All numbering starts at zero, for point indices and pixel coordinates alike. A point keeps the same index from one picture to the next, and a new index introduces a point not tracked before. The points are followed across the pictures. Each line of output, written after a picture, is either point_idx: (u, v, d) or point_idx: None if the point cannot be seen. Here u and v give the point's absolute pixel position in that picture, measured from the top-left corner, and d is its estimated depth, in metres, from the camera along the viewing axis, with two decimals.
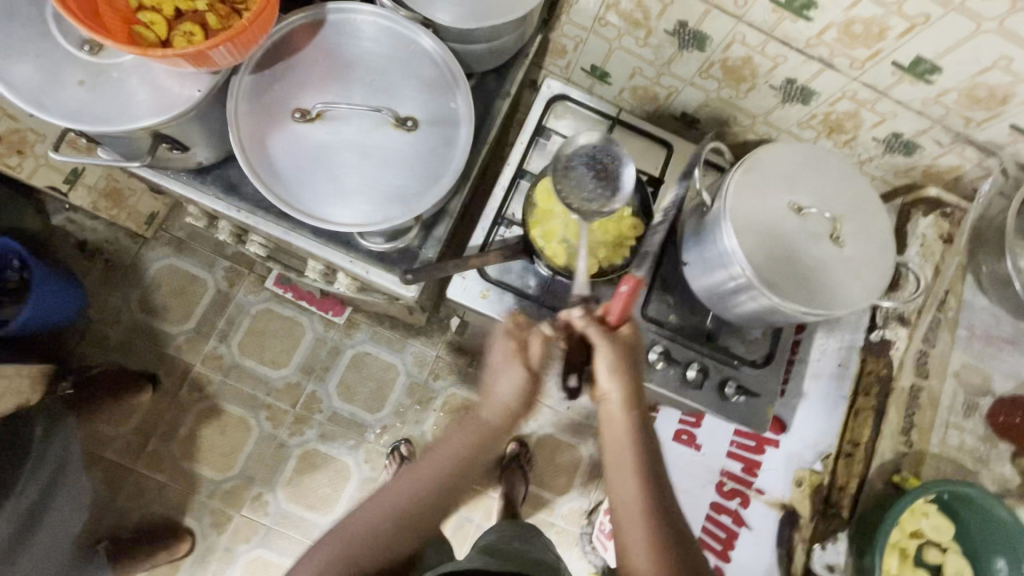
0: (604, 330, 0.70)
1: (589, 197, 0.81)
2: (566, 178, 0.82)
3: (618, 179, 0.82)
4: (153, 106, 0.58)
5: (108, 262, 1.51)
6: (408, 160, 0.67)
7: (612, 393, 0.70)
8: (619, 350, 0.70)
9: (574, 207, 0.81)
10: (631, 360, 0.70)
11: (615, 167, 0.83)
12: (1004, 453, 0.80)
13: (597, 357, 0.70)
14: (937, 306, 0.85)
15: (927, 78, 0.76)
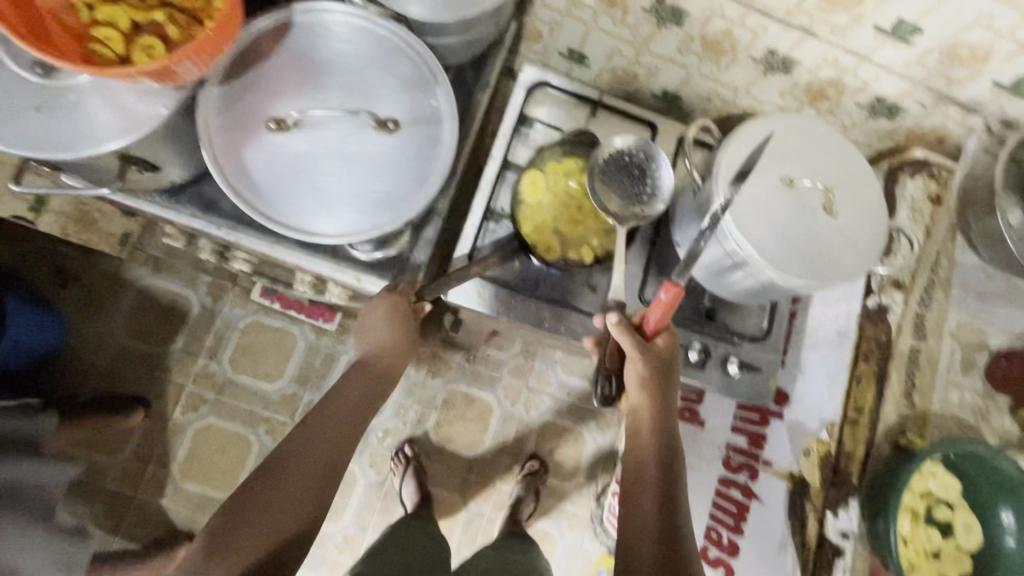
0: (640, 341, 0.74)
1: (627, 202, 0.82)
2: (604, 183, 0.82)
3: (655, 182, 0.82)
4: (118, 128, 0.55)
5: (85, 287, 1.46)
6: (393, 164, 0.64)
7: (641, 401, 0.76)
8: (654, 365, 0.75)
9: (612, 213, 0.81)
10: (661, 377, 0.76)
11: (649, 170, 0.83)
12: (1002, 404, 0.84)
13: (631, 365, 0.75)
14: (930, 266, 0.85)
15: (909, 39, 0.76)
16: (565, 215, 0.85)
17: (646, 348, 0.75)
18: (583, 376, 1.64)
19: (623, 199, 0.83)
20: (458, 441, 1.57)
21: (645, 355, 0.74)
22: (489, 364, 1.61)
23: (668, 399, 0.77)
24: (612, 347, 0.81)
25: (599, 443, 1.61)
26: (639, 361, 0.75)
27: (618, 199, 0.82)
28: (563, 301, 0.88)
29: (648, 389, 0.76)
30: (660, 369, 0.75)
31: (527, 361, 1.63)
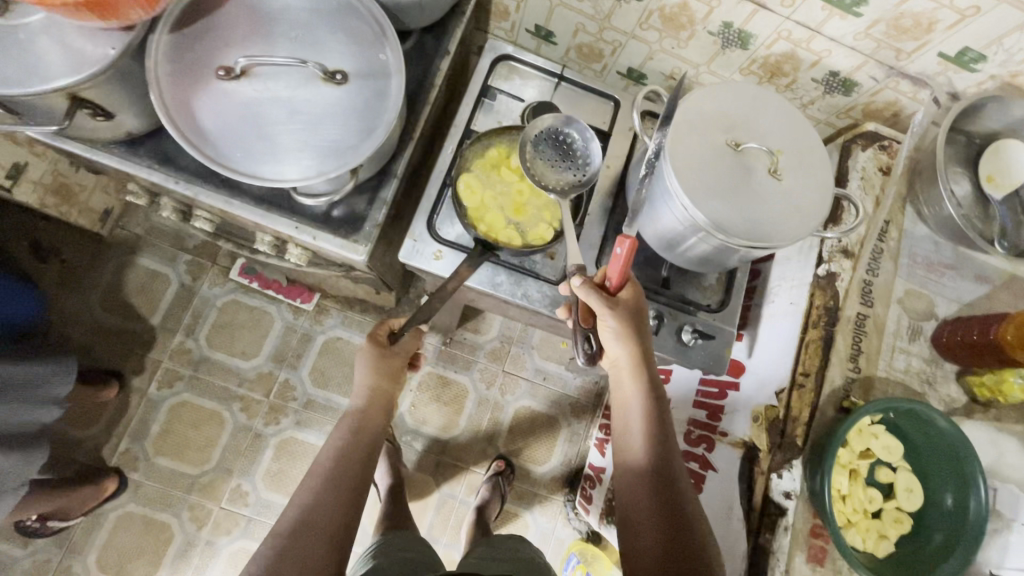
0: (607, 297, 0.73)
1: (561, 175, 0.88)
2: (538, 160, 0.88)
3: (584, 154, 0.88)
4: (66, 66, 0.57)
5: (65, 262, 1.48)
6: (340, 115, 0.66)
7: (624, 366, 0.75)
8: (628, 322, 0.73)
9: (553, 188, 0.87)
10: (636, 328, 0.74)
11: (577, 143, 0.89)
12: (948, 373, 0.84)
13: (603, 324, 0.74)
14: (880, 237, 0.87)
15: (855, 10, 0.77)
16: (508, 202, 0.88)
17: (615, 305, 0.73)
18: (560, 362, 1.65)
19: (558, 176, 0.88)
20: (433, 423, 1.58)
21: (615, 312, 0.73)
22: (466, 348, 1.63)
23: (650, 354, 0.76)
24: (581, 308, 0.78)
25: (573, 429, 1.61)
26: (611, 321, 0.73)
27: (552, 176, 0.88)
28: (526, 271, 0.88)
29: (628, 347, 0.74)
30: (631, 318, 0.74)
31: (504, 345, 1.64)
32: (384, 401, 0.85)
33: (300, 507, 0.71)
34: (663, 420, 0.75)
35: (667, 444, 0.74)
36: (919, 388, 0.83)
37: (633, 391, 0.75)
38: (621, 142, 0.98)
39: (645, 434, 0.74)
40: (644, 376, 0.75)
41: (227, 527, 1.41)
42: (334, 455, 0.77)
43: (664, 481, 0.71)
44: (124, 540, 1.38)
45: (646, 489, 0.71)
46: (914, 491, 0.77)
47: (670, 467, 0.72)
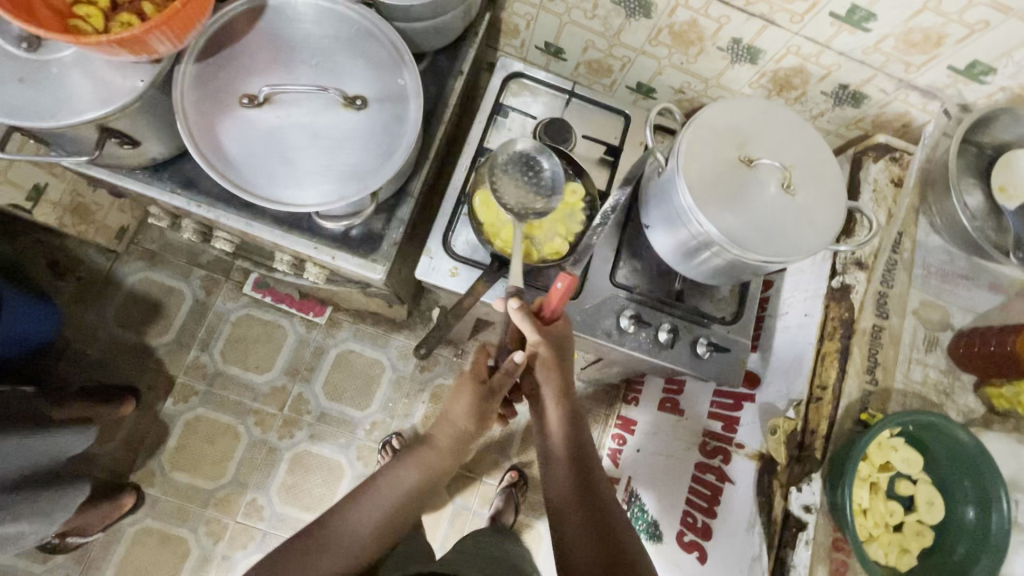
0: (539, 325, 0.75)
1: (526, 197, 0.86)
2: (503, 181, 0.86)
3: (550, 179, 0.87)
4: (96, 99, 0.58)
5: (81, 280, 1.50)
6: (358, 140, 0.67)
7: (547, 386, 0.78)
8: (553, 349, 0.76)
9: (511, 207, 0.84)
10: (563, 352, 0.77)
11: (543, 168, 0.88)
12: (966, 384, 0.84)
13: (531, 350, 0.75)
14: (893, 248, 0.87)
15: (864, 26, 0.78)
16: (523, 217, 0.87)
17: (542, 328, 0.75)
18: None
19: (525, 196, 0.86)
20: None
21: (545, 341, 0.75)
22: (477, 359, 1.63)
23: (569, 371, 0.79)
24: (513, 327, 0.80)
25: None
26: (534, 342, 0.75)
27: (517, 196, 0.86)
28: (540, 286, 0.89)
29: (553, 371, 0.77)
30: (559, 344, 0.77)
31: None
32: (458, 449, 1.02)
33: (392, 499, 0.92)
34: (581, 435, 0.78)
35: (585, 457, 0.77)
36: (937, 399, 0.83)
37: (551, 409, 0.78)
38: (632, 156, 0.99)
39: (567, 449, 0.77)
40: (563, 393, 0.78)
41: (243, 541, 1.42)
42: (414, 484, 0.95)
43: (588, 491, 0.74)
44: (142, 556, 1.39)
45: (570, 501, 0.73)
46: (935, 504, 0.76)
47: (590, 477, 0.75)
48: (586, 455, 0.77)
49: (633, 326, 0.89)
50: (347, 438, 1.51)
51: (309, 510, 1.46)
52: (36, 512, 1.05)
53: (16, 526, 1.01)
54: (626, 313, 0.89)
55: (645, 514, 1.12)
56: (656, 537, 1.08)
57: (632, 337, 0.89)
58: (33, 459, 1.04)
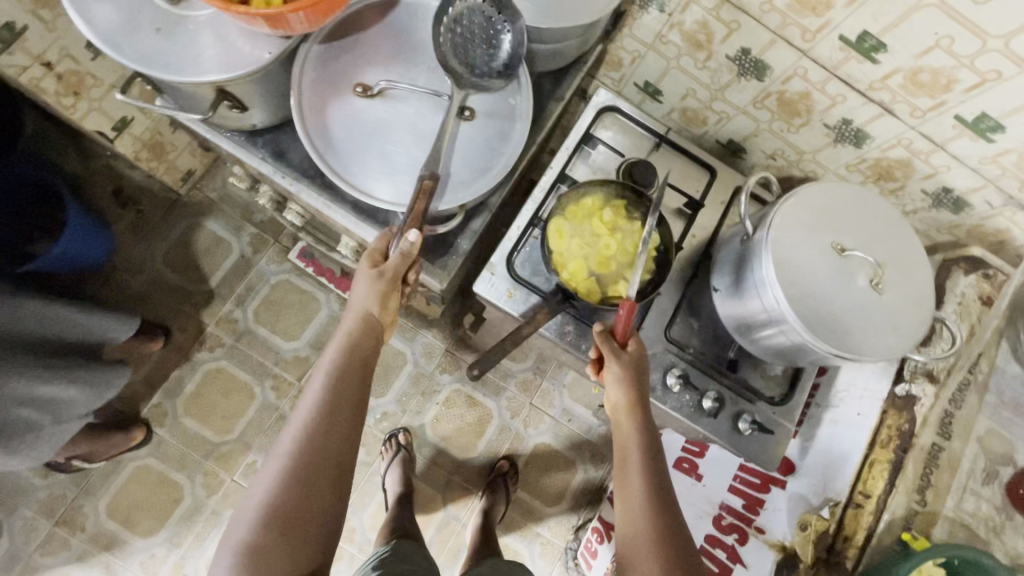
0: (616, 347, 0.74)
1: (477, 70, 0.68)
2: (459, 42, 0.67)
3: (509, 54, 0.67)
4: (223, 63, 0.59)
5: (140, 212, 1.53)
6: (463, 37, 0.67)
7: (620, 408, 0.74)
8: (627, 370, 0.74)
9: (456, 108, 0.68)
10: (639, 377, 0.74)
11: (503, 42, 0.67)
12: (1019, 527, 0.79)
13: (607, 369, 0.74)
14: (967, 367, 0.83)
15: (989, 135, 0.75)
16: (594, 254, 0.85)
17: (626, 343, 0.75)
18: (587, 406, 1.62)
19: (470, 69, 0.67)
20: (451, 441, 1.57)
21: (618, 361, 0.74)
22: (498, 372, 1.61)
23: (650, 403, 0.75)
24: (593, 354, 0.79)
25: (588, 477, 1.58)
26: (615, 360, 0.74)
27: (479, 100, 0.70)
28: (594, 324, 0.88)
29: (627, 395, 0.73)
30: (635, 368, 0.75)
31: (536, 377, 1.62)
32: (375, 330, 0.72)
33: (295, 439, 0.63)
34: (662, 473, 0.70)
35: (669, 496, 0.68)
36: (984, 535, 0.79)
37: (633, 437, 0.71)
38: (710, 214, 0.97)
39: (649, 482, 0.68)
40: (644, 418, 0.72)
41: (234, 500, 1.43)
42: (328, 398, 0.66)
43: (672, 537, 0.64)
44: (136, 492, 1.40)
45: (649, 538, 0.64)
46: None
47: (676, 523, 0.65)
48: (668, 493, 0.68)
49: (678, 385, 0.86)
50: None
51: None
52: (80, 384, 1.05)
53: (60, 389, 1.01)
54: (673, 370, 0.87)
55: None
56: None
57: (674, 396, 0.87)
58: (65, 328, 1.02)
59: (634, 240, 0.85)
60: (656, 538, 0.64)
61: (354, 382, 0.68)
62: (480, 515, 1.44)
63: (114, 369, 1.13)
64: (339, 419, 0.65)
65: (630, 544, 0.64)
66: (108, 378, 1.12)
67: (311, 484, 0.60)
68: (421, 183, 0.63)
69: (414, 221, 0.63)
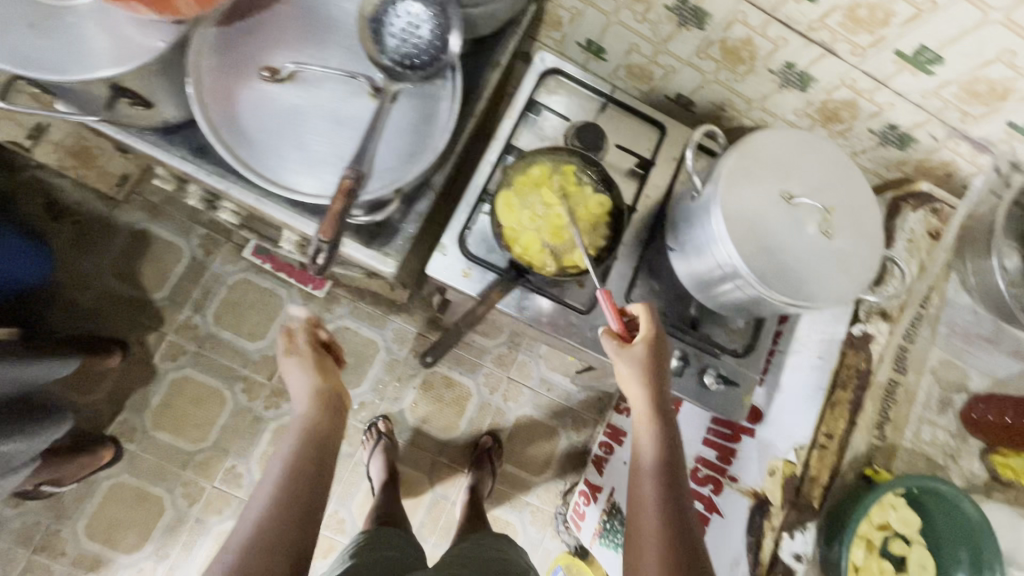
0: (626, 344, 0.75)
1: (406, 54, 0.62)
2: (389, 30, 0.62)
3: (441, 42, 0.63)
4: (111, 56, 0.54)
5: (77, 224, 1.45)
6: (392, 26, 0.62)
7: (641, 413, 0.75)
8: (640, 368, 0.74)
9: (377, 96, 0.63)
10: (655, 373, 0.75)
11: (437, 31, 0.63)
12: (974, 449, 0.83)
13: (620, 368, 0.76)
14: (919, 302, 0.85)
15: (929, 68, 0.74)
16: (547, 225, 0.82)
17: (644, 348, 0.74)
18: (565, 374, 1.63)
19: (400, 54, 0.62)
20: (433, 423, 1.56)
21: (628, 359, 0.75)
22: (473, 350, 1.60)
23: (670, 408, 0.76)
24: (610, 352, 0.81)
25: (572, 443, 1.60)
26: (632, 363, 0.74)
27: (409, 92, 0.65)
28: (553, 295, 0.87)
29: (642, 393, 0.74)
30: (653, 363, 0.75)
31: (511, 351, 1.62)
32: (329, 404, 0.91)
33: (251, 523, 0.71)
34: (675, 471, 0.71)
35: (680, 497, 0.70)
36: (942, 461, 0.83)
37: (648, 442, 0.73)
38: (663, 171, 0.95)
39: (660, 490, 0.69)
40: (661, 426, 0.74)
41: (218, 507, 1.41)
42: (267, 514, 0.71)
43: (683, 547, 0.65)
44: (115, 510, 1.37)
45: (656, 546, 0.65)
46: (926, 568, 0.75)
47: (688, 531, 0.66)
48: (681, 501, 0.69)
49: None
50: None
51: None
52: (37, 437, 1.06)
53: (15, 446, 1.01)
54: None
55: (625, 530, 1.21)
56: None
57: None
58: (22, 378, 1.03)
59: (584, 207, 0.84)
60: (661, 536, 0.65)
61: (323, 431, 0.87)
62: (467, 492, 1.45)
63: (59, 418, 1.12)
64: (306, 477, 0.78)
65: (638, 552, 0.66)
66: (57, 427, 1.11)
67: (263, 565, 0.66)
68: (342, 182, 0.59)
69: (329, 225, 0.58)
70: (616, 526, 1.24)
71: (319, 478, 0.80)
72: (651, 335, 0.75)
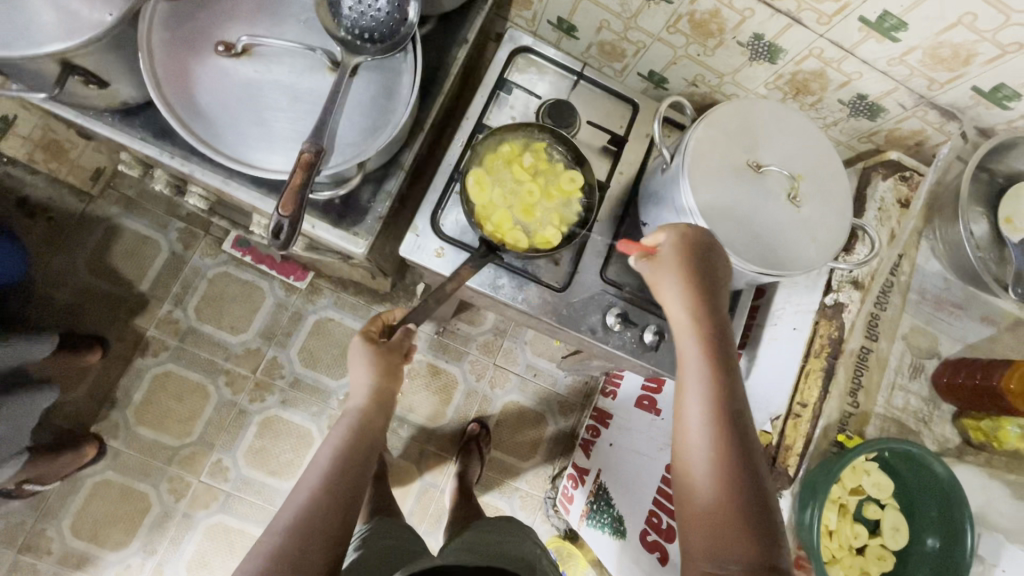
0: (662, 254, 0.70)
1: (363, 28, 0.64)
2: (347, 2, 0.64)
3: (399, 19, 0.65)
4: (59, 30, 0.55)
5: (52, 220, 1.43)
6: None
7: (684, 325, 0.69)
8: (682, 276, 0.68)
9: (332, 66, 0.65)
10: (701, 280, 0.68)
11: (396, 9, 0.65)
12: (945, 414, 0.85)
13: (661, 277, 0.70)
14: (890, 270, 0.87)
15: (893, 35, 0.74)
16: (517, 201, 0.83)
17: (684, 259, 0.69)
18: (551, 359, 1.63)
19: (358, 28, 0.64)
20: (420, 411, 1.56)
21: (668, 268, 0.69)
22: (459, 338, 1.60)
23: (720, 315, 0.69)
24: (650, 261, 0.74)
25: (560, 428, 1.61)
26: (671, 276, 0.69)
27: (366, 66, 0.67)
28: (527, 273, 0.87)
29: (687, 303, 0.68)
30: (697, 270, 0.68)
31: (496, 338, 1.62)
32: (385, 400, 0.86)
33: (296, 507, 0.70)
34: (729, 379, 0.66)
35: (738, 408, 0.65)
36: (915, 426, 0.84)
37: (695, 355, 0.67)
38: (637, 148, 0.95)
39: (712, 407, 0.64)
40: (708, 337, 0.67)
41: (205, 501, 1.40)
42: (313, 499, 0.70)
43: (736, 464, 0.62)
44: (100, 507, 1.36)
45: (708, 465, 0.62)
46: (900, 531, 0.77)
47: (742, 448, 0.63)
48: (738, 416, 0.65)
49: (619, 324, 0.86)
50: (319, 408, 1.48)
51: (274, 475, 1.44)
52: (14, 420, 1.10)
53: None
54: (613, 310, 0.87)
55: (612, 510, 1.21)
56: (619, 532, 1.17)
57: (617, 336, 0.87)
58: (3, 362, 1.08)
59: (556, 183, 0.84)
60: (714, 449, 0.63)
61: (378, 415, 0.84)
62: (455, 479, 1.44)
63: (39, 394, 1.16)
64: (355, 467, 0.77)
65: (689, 472, 0.64)
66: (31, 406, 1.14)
67: (307, 541, 0.66)
68: (301, 156, 0.59)
69: (290, 199, 0.59)
70: (603, 506, 1.24)
71: (365, 471, 0.77)
72: (691, 246, 0.68)
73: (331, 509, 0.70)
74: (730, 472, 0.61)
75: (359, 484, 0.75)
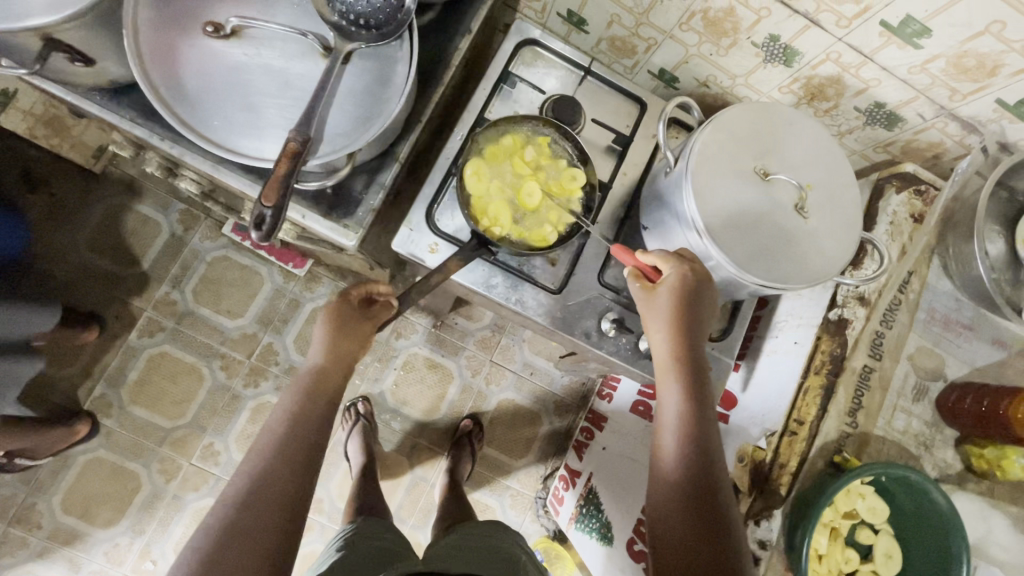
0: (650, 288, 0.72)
1: (359, 15, 0.63)
2: None
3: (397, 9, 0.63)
4: (41, 5, 0.53)
5: (54, 196, 1.43)
6: None
7: (665, 359, 0.71)
8: (667, 314, 0.70)
9: (325, 50, 0.63)
10: (687, 317, 0.70)
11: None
12: (948, 439, 0.83)
13: (649, 311, 0.72)
14: (898, 287, 0.84)
15: (915, 41, 0.70)
16: (514, 196, 0.80)
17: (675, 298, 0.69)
18: (549, 358, 1.61)
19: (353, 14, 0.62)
20: (414, 404, 1.55)
21: (655, 303, 0.71)
22: (455, 333, 1.59)
23: (700, 354, 0.72)
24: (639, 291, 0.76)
25: (554, 428, 1.59)
26: (660, 313, 0.71)
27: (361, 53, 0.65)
28: (521, 274, 0.84)
29: (670, 339, 0.71)
30: (687, 308, 0.69)
31: (494, 335, 1.60)
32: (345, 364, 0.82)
33: (251, 473, 0.68)
34: (702, 413, 0.69)
35: (705, 440, 0.68)
36: (915, 450, 0.82)
37: (672, 392, 0.70)
38: (642, 148, 0.92)
39: (683, 441, 0.68)
40: (686, 374, 0.70)
41: (195, 483, 1.40)
42: (266, 468, 0.68)
43: (703, 501, 0.65)
44: (91, 484, 1.37)
45: (676, 497, 0.66)
46: (892, 558, 0.76)
47: (712, 486, 0.66)
48: (707, 449, 0.68)
49: (613, 330, 0.84)
50: None
51: None
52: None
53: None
54: (607, 316, 0.85)
55: (600, 516, 1.19)
56: (607, 538, 1.17)
57: (611, 341, 0.84)
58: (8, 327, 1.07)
59: (556, 179, 0.82)
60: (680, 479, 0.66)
61: (336, 381, 0.80)
62: (446, 475, 1.43)
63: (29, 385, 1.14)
64: (310, 433, 0.74)
65: (658, 499, 0.67)
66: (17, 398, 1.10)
67: (262, 513, 0.65)
68: (287, 146, 0.57)
69: (272, 189, 0.56)
70: (592, 511, 1.21)
71: (322, 439, 0.75)
72: (683, 284, 0.69)
73: (289, 479, 0.69)
74: (693, 500, 0.65)
75: (314, 450, 0.73)
